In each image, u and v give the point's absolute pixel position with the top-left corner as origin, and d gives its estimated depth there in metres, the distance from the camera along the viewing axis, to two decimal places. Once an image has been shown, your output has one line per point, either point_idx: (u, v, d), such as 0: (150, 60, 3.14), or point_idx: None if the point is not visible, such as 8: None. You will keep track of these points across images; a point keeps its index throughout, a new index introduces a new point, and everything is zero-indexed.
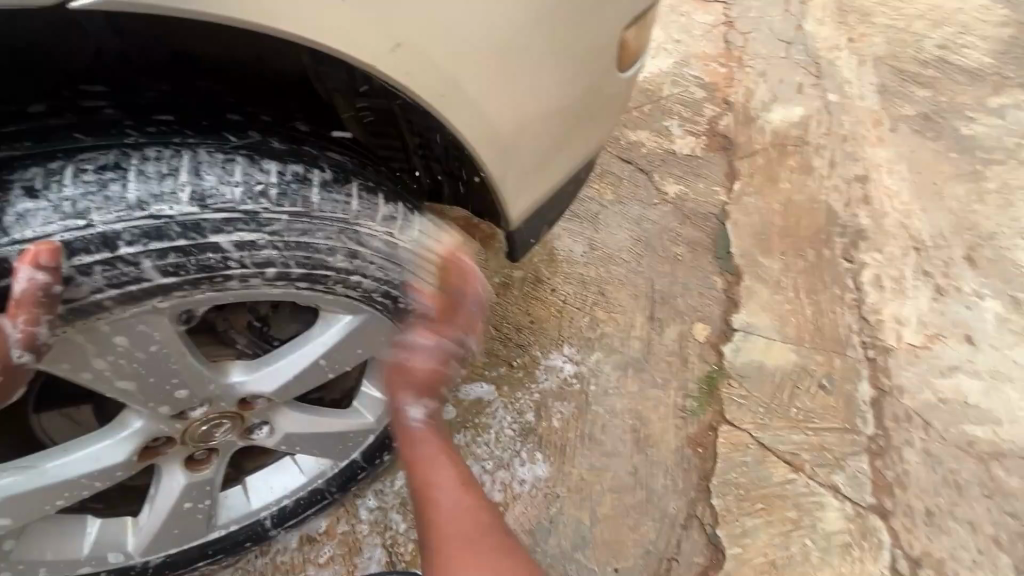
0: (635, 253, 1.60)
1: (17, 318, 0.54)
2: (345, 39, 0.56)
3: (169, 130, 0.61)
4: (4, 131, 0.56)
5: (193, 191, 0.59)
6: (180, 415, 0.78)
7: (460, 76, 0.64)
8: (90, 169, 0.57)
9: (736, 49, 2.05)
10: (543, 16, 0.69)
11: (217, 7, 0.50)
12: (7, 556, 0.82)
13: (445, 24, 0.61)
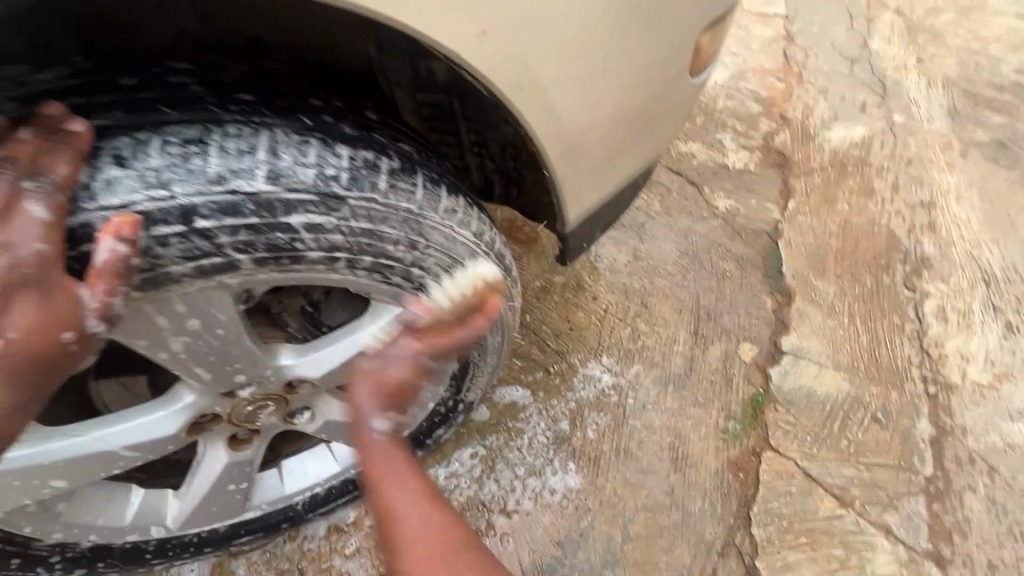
0: (681, 266, 1.56)
1: (96, 288, 0.54)
2: (433, 25, 0.54)
3: (250, 109, 0.61)
4: (95, 101, 0.57)
5: (269, 169, 0.59)
6: (230, 394, 0.79)
7: (538, 70, 0.63)
8: (175, 142, 0.58)
9: (795, 64, 1.99)
10: (624, 14, 0.67)
11: None
12: (57, 517, 0.81)
13: (530, 16, 0.60)
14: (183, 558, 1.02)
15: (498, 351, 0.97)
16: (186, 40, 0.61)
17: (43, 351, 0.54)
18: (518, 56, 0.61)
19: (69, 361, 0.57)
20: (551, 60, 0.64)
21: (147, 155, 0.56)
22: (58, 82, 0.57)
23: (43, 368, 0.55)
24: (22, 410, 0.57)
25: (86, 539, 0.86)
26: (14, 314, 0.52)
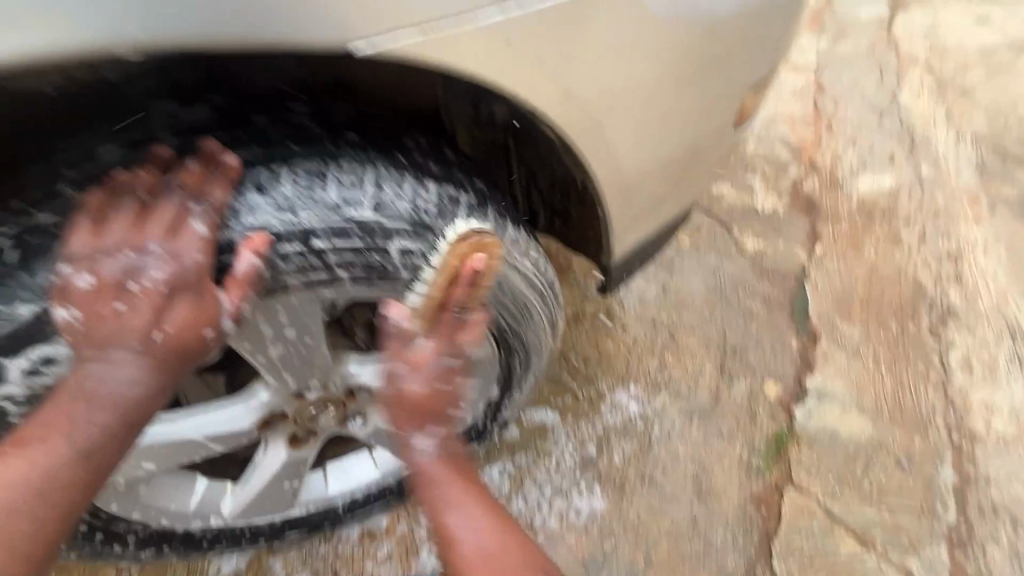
0: (709, 302, 1.62)
1: (233, 293, 0.64)
2: (528, 88, 0.62)
3: (358, 147, 0.71)
4: (237, 138, 0.67)
5: (374, 201, 0.68)
6: (299, 395, 0.87)
7: (607, 126, 0.71)
8: (302, 175, 0.67)
9: (825, 114, 2.07)
10: (688, 78, 0.75)
11: (446, 59, 0.57)
12: (135, 500, 0.88)
13: (608, 81, 0.67)
14: (232, 548, 1.08)
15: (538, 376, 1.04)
16: (291, 83, 0.68)
17: (189, 346, 0.66)
18: (592, 114, 0.69)
19: (205, 353, 0.68)
20: (619, 118, 0.71)
21: (274, 186, 0.66)
22: (200, 122, 0.67)
23: (185, 358, 0.66)
24: (162, 396, 0.67)
25: (157, 522, 0.93)
26: (172, 314, 0.64)
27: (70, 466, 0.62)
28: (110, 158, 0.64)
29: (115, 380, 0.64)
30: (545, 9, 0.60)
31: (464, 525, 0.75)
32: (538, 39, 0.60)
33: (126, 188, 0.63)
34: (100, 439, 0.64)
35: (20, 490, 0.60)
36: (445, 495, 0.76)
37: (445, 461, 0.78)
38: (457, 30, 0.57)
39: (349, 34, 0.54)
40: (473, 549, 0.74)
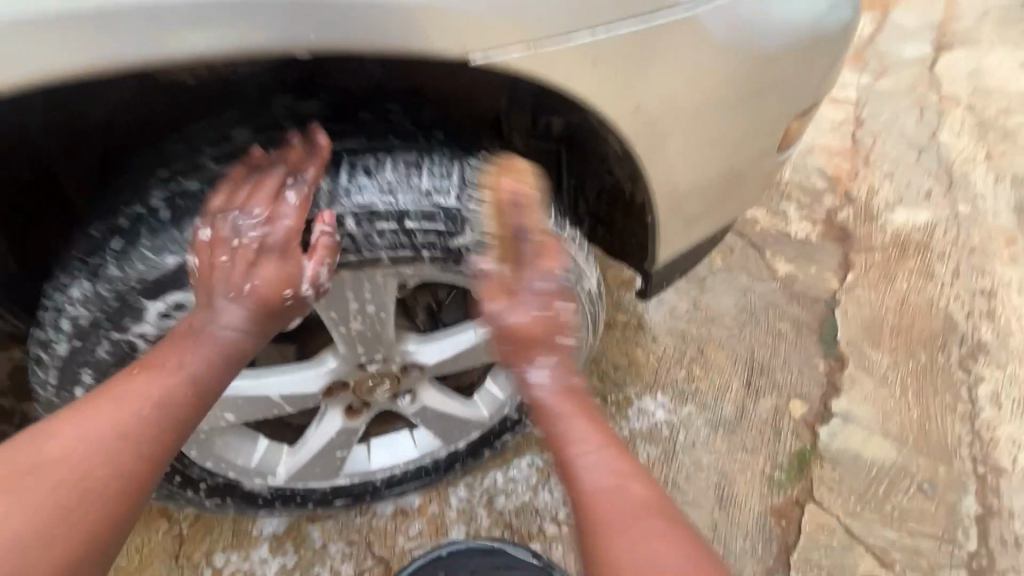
0: (738, 321, 1.66)
1: (314, 256, 0.74)
2: (605, 101, 0.70)
3: (446, 144, 0.79)
4: (344, 130, 0.76)
5: (460, 192, 0.76)
6: (360, 367, 0.95)
7: (668, 139, 0.79)
8: (401, 164, 0.75)
9: (862, 148, 2.11)
10: (743, 101, 0.82)
11: (545, 71, 0.65)
12: (204, 452, 0.96)
13: (675, 103, 0.75)
14: (281, 510, 1.16)
15: None
16: (378, 87, 0.77)
17: (272, 302, 0.78)
18: (658, 130, 0.77)
19: (278, 314, 0.79)
20: (680, 135, 0.79)
21: (376, 172, 0.74)
22: (313, 113, 0.76)
23: (272, 311, 0.78)
24: (254, 341, 0.79)
25: (224, 476, 1.01)
26: (264, 272, 0.76)
27: (186, 388, 0.72)
28: (241, 138, 0.74)
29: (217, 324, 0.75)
30: (632, 36, 0.67)
31: (594, 467, 0.71)
32: (623, 61, 0.69)
33: (255, 165, 0.75)
34: (209, 371, 0.74)
35: (146, 405, 0.69)
36: (575, 433, 0.74)
37: (563, 397, 0.77)
38: (559, 51, 0.64)
39: (472, 50, 0.61)
40: (599, 487, 0.69)
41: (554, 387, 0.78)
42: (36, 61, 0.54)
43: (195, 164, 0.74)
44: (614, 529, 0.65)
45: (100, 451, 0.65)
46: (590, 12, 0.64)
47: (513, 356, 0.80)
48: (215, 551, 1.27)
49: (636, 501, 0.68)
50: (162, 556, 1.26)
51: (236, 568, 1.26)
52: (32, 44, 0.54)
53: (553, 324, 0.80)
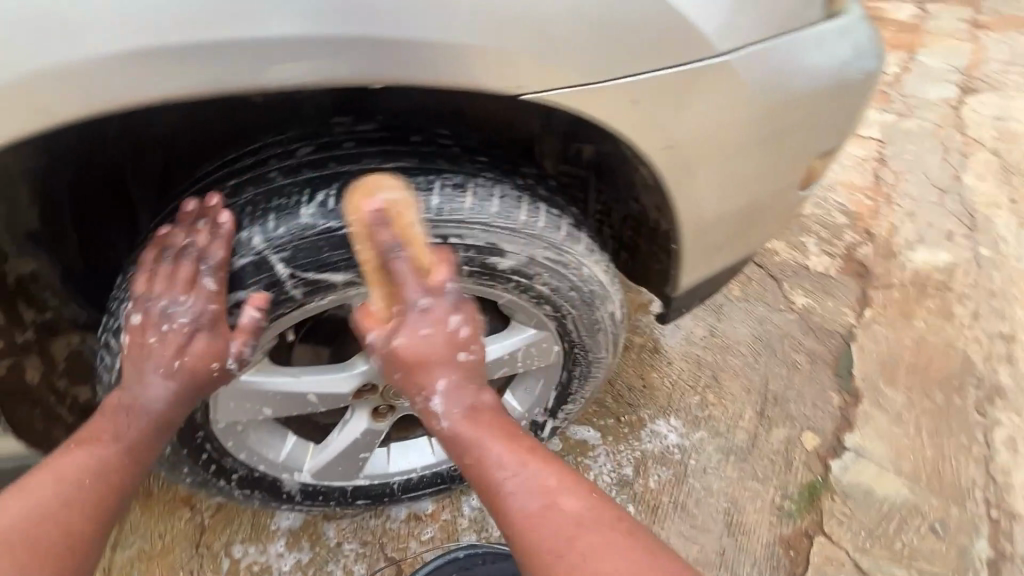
0: (754, 350, 1.69)
1: (238, 339, 0.80)
2: (642, 137, 0.75)
3: (488, 167, 0.84)
4: (397, 149, 0.79)
5: (501, 213, 0.81)
6: (388, 371, 0.99)
7: (698, 173, 0.83)
8: (448, 184, 0.79)
9: (885, 186, 2.14)
10: (770, 141, 0.87)
11: (588, 109, 0.70)
12: (238, 445, 1.00)
13: (709, 140, 0.80)
14: (303, 506, 1.20)
15: (589, 386, 1.18)
16: (429, 113, 0.82)
17: (201, 376, 0.83)
18: (690, 164, 0.81)
19: (211, 385, 0.84)
20: (710, 169, 0.84)
21: (427, 190, 0.78)
22: (369, 132, 0.80)
23: (205, 381, 0.83)
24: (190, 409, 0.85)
25: (255, 468, 1.06)
26: (195, 344, 0.81)
27: (120, 461, 0.78)
28: (303, 153, 0.78)
29: (151, 395, 0.81)
30: (675, 77, 0.72)
31: (518, 483, 0.75)
32: (663, 100, 0.73)
33: (319, 178, 0.76)
34: (143, 441, 0.80)
35: (86, 478, 0.75)
36: (495, 454, 0.77)
37: (485, 422, 0.81)
38: (603, 90, 0.69)
39: (524, 87, 0.67)
40: (521, 505, 0.73)
41: (476, 411, 0.81)
42: (143, 82, 0.60)
43: (261, 176, 0.77)
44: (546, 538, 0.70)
45: (41, 524, 0.70)
46: (637, 57, 0.69)
47: (413, 385, 0.81)
48: (234, 542, 1.31)
49: (559, 504, 0.73)
50: (183, 543, 1.31)
51: (252, 560, 1.30)
52: (140, 66, 0.59)
53: (453, 344, 0.81)
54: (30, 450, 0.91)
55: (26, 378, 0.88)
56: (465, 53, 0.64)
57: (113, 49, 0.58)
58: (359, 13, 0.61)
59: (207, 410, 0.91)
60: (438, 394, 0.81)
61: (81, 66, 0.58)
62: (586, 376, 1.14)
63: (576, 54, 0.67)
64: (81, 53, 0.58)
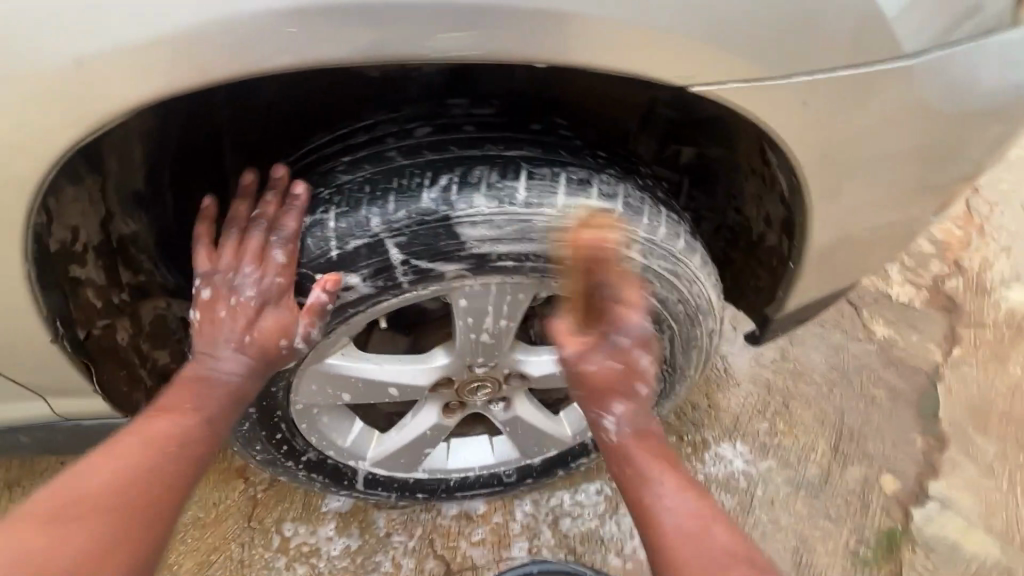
0: (829, 379, 1.58)
1: (304, 319, 0.76)
2: (798, 142, 0.68)
3: (608, 163, 0.79)
4: (520, 137, 0.76)
5: (623, 215, 0.76)
6: (468, 369, 0.94)
7: (842, 189, 0.76)
8: (573, 179, 0.74)
9: (978, 214, 1.97)
10: (924, 160, 0.79)
11: (752, 107, 0.64)
12: (308, 428, 0.98)
13: (862, 153, 0.73)
14: (359, 492, 1.18)
15: (669, 403, 1.12)
16: (548, 99, 0.79)
17: (269, 354, 0.78)
18: (837, 179, 0.75)
19: (279, 363, 0.80)
20: (854, 186, 0.77)
21: (552, 182, 0.73)
22: (489, 117, 0.76)
23: (274, 359, 0.79)
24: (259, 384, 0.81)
25: (324, 453, 1.04)
26: (262, 322, 0.76)
27: (191, 429, 0.74)
28: (422, 133, 0.74)
29: (225, 369, 0.77)
30: (853, 80, 0.65)
31: (676, 511, 0.68)
32: (833, 105, 0.66)
33: (442, 161, 0.72)
34: (213, 410, 0.76)
35: (162, 447, 0.71)
36: (642, 473, 0.72)
37: (641, 445, 0.74)
38: (778, 87, 0.63)
39: (697, 79, 0.59)
40: (668, 518, 0.68)
41: (635, 434, 0.74)
42: (301, 42, 0.53)
43: (379, 154, 0.73)
44: (692, 556, 0.65)
45: (120, 490, 0.66)
46: (824, 53, 0.62)
47: (591, 403, 0.75)
48: (285, 519, 1.30)
49: (710, 537, 0.66)
50: (236, 515, 1.31)
51: (302, 541, 1.28)
52: (303, 24, 0.52)
53: (629, 375, 0.73)
54: (115, 413, 0.89)
55: (118, 340, 0.84)
56: (635, 40, 0.56)
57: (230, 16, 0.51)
58: None
59: (289, 390, 0.89)
60: (615, 417, 0.74)
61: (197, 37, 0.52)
62: (668, 394, 1.08)
63: (761, 45, 0.59)
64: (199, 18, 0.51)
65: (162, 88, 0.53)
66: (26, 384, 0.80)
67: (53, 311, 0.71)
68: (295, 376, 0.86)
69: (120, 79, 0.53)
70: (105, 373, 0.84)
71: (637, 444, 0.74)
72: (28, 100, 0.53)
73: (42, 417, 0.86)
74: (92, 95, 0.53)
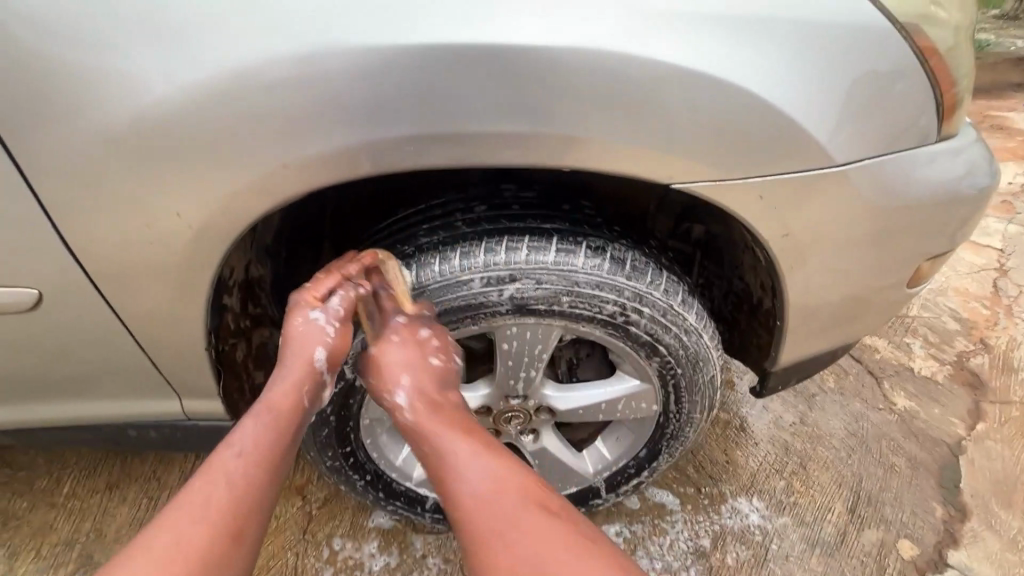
0: (847, 445, 1.65)
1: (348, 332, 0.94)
2: (764, 224, 0.90)
3: (623, 235, 1.01)
4: (554, 214, 0.99)
5: (631, 275, 0.97)
6: (504, 399, 1.14)
7: (809, 258, 0.95)
8: (593, 247, 0.96)
9: (1005, 297, 2.04)
10: (881, 240, 0.97)
11: (725, 199, 0.86)
12: (369, 444, 1.18)
13: (824, 233, 0.93)
14: (400, 509, 1.33)
15: (681, 448, 1.25)
16: (579, 186, 1.03)
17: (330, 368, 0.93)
18: (806, 253, 0.94)
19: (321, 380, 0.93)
20: (821, 259, 0.96)
21: (577, 248, 0.95)
22: (532, 199, 1.01)
23: (295, 336, 0.90)
24: (311, 398, 0.92)
25: (380, 467, 1.23)
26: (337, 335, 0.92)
27: (258, 461, 0.82)
28: (481, 210, 0.98)
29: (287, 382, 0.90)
30: (804, 181, 0.86)
31: (488, 486, 0.83)
32: (789, 199, 0.87)
33: (496, 230, 0.96)
34: (275, 437, 0.85)
35: (256, 449, 0.83)
36: (445, 443, 0.88)
37: (442, 406, 0.93)
38: (744, 186, 0.85)
39: (679, 178, 0.83)
40: (474, 495, 0.82)
41: (432, 399, 0.93)
42: (412, 154, 0.79)
43: (449, 224, 0.97)
44: (478, 531, 0.80)
45: (205, 534, 0.76)
46: (780, 162, 0.84)
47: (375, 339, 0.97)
48: (334, 535, 1.47)
49: (512, 510, 0.81)
50: (294, 527, 1.48)
51: (347, 555, 1.44)
52: (414, 144, 0.78)
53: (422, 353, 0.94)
54: (225, 415, 1.12)
55: (236, 355, 1.08)
56: (633, 153, 0.80)
57: (360, 140, 0.78)
58: (556, 118, 0.78)
59: (362, 405, 1.10)
60: (392, 347, 0.95)
61: (339, 152, 0.78)
62: (679, 438, 1.22)
63: (728, 155, 0.82)
64: (340, 140, 0.77)
65: (315, 181, 0.80)
66: (173, 384, 1.05)
67: (211, 328, 0.96)
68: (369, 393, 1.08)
69: (294, 170, 0.79)
70: (227, 382, 1.09)
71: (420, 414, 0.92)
72: (235, 185, 0.80)
73: (173, 414, 1.10)
74: (269, 185, 0.80)
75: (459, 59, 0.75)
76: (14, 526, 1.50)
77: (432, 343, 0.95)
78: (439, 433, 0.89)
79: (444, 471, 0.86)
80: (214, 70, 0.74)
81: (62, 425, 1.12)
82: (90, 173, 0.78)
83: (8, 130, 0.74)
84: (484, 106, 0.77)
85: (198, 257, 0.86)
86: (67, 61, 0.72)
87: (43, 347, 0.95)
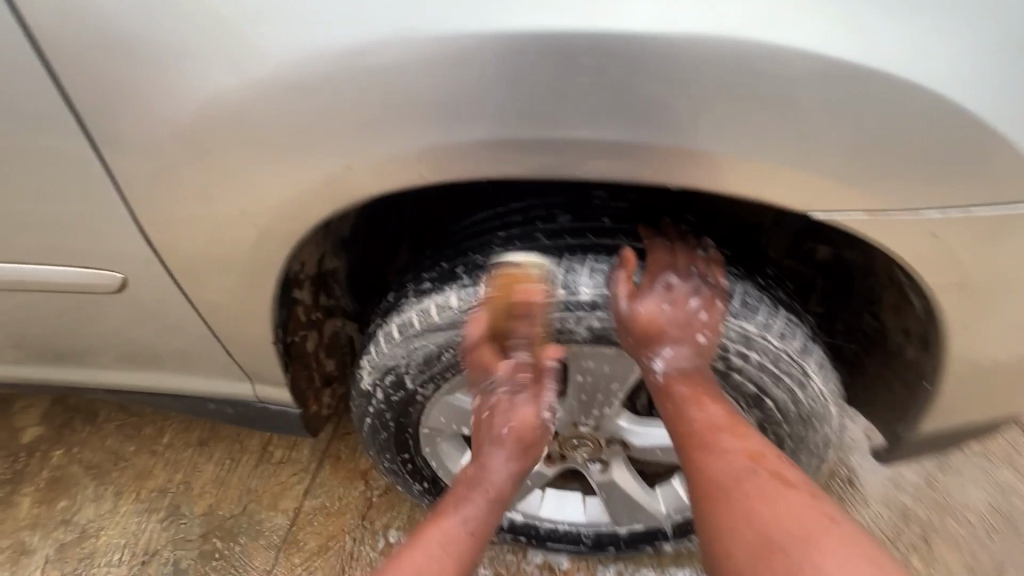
0: (987, 523, 1.36)
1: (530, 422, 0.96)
2: (930, 268, 0.71)
3: (731, 262, 0.87)
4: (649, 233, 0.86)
5: (738, 312, 0.83)
6: (573, 425, 1.04)
7: (990, 313, 0.74)
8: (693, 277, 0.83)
9: None
10: None
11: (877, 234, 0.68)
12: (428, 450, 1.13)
13: (1009, 282, 0.71)
14: None
15: None
16: (685, 198, 0.88)
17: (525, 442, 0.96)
18: (975, 309, 0.74)
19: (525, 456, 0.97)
20: (1002, 315, 0.75)
21: None
22: (626, 209, 0.87)
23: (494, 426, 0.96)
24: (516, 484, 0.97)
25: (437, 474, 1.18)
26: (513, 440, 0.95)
27: (477, 535, 0.88)
28: (564, 220, 0.86)
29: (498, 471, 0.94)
30: (993, 219, 0.66)
31: (777, 513, 0.72)
32: (966, 239, 0.68)
33: (579, 245, 0.84)
34: (484, 515, 0.90)
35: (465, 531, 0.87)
36: (727, 471, 0.78)
37: (719, 429, 0.82)
38: (905, 220, 0.67)
39: (816, 205, 0.66)
40: (726, 446, 0.80)
41: (706, 424, 0.83)
42: (490, 160, 0.70)
43: (528, 233, 0.87)
44: (764, 558, 0.70)
45: None
46: (959, 191, 0.64)
47: (640, 348, 0.87)
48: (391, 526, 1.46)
49: (816, 540, 0.69)
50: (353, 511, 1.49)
51: None
52: (493, 149, 0.69)
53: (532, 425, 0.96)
54: (292, 403, 1.13)
55: (306, 346, 1.08)
56: (760, 171, 0.65)
57: (432, 142, 0.69)
58: (665, 124, 0.64)
59: (422, 413, 1.05)
60: (663, 359, 0.87)
61: (410, 153, 0.70)
62: None
63: (885, 178, 0.64)
64: (411, 141, 0.70)
65: (385, 185, 0.74)
66: (246, 369, 1.06)
67: (279, 322, 0.96)
68: (430, 405, 1.03)
69: (366, 171, 0.73)
70: (295, 372, 1.09)
71: (681, 376, 0.87)
72: (304, 186, 0.76)
73: (247, 396, 1.13)
74: (338, 188, 0.75)
75: (552, 50, 0.63)
76: (121, 467, 1.66)
77: (701, 341, 0.85)
78: (682, 383, 0.86)
79: (692, 419, 0.83)
80: (279, 59, 0.67)
81: (152, 392, 1.18)
82: (168, 158, 0.76)
83: (95, 113, 0.74)
84: (578, 109, 0.65)
85: (267, 253, 0.84)
86: (141, 45, 0.69)
87: (133, 321, 0.99)
